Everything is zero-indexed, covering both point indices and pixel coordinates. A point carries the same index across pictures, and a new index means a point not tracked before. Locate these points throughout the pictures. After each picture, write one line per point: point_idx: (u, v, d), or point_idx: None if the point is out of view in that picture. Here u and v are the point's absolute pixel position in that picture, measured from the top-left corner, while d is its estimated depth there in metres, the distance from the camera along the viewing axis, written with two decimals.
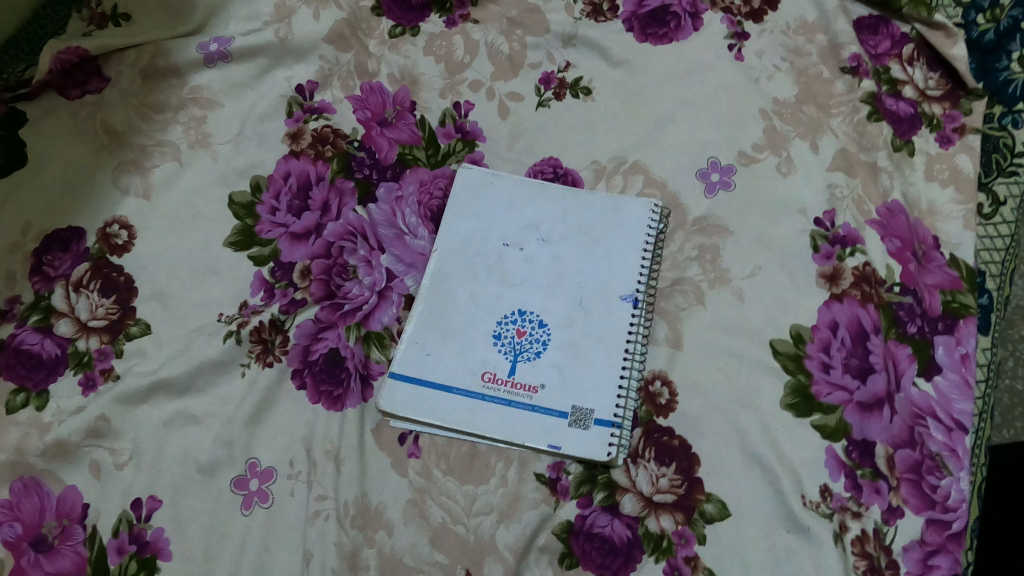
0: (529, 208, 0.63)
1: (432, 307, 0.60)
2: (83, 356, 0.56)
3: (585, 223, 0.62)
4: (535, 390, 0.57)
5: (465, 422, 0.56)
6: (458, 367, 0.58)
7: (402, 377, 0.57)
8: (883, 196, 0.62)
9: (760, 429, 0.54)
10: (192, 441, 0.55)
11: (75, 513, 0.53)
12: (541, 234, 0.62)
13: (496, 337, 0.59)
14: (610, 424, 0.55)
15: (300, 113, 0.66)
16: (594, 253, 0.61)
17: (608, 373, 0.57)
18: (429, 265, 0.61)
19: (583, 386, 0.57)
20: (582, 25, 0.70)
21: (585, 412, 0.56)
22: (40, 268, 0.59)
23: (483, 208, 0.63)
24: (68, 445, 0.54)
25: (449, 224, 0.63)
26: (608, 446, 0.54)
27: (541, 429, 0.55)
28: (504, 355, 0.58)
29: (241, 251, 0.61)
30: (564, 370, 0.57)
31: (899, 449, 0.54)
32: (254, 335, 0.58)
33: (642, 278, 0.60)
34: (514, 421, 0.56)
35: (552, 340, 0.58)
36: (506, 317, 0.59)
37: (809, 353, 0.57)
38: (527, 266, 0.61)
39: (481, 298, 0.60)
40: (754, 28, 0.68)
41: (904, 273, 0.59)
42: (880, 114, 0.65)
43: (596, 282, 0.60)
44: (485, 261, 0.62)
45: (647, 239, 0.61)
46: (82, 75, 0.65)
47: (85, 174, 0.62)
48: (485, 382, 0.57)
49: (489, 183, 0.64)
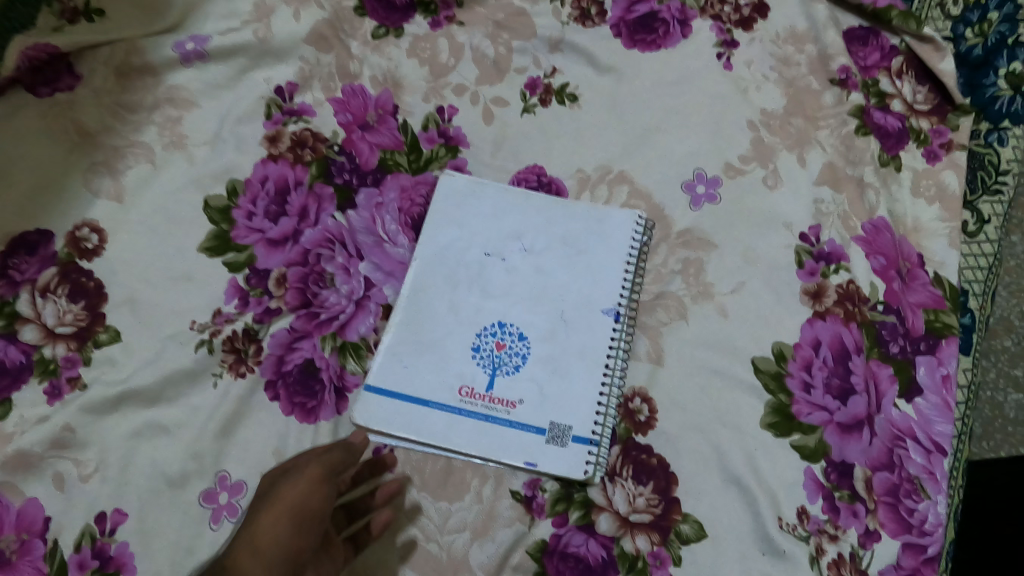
0: (512, 218, 0.62)
1: (410, 318, 0.59)
2: (49, 364, 0.55)
3: (568, 234, 0.61)
4: (514, 406, 0.56)
5: (441, 437, 0.55)
6: (436, 380, 0.57)
7: (379, 390, 0.56)
8: (869, 212, 0.61)
9: (739, 449, 0.54)
10: (162, 453, 0.54)
11: (36, 526, 0.51)
12: (524, 245, 0.61)
13: (474, 350, 0.58)
14: (588, 441, 0.54)
15: (279, 115, 0.65)
16: (576, 265, 0.60)
17: (588, 389, 0.56)
18: (408, 275, 0.60)
19: (562, 402, 0.56)
20: (569, 30, 0.68)
21: (564, 428, 0.55)
22: (5, 272, 0.57)
23: (465, 216, 0.62)
24: (32, 456, 0.53)
25: (430, 233, 0.62)
26: (585, 463, 0.54)
27: (519, 445, 0.55)
28: (482, 368, 0.57)
29: (216, 257, 0.60)
30: (543, 386, 0.56)
31: (876, 471, 0.54)
32: (226, 345, 0.57)
33: (624, 291, 0.59)
34: (491, 436, 0.55)
35: (532, 354, 0.57)
36: (486, 329, 0.58)
37: (791, 372, 0.56)
38: (508, 277, 0.60)
39: (460, 310, 0.59)
40: (743, 36, 0.67)
41: (888, 291, 0.59)
42: (868, 127, 0.64)
43: (578, 295, 0.59)
44: (465, 272, 0.60)
45: (630, 252, 0.60)
46: (53, 72, 0.63)
47: (55, 176, 0.61)
48: (462, 396, 0.56)
49: (472, 192, 0.63)
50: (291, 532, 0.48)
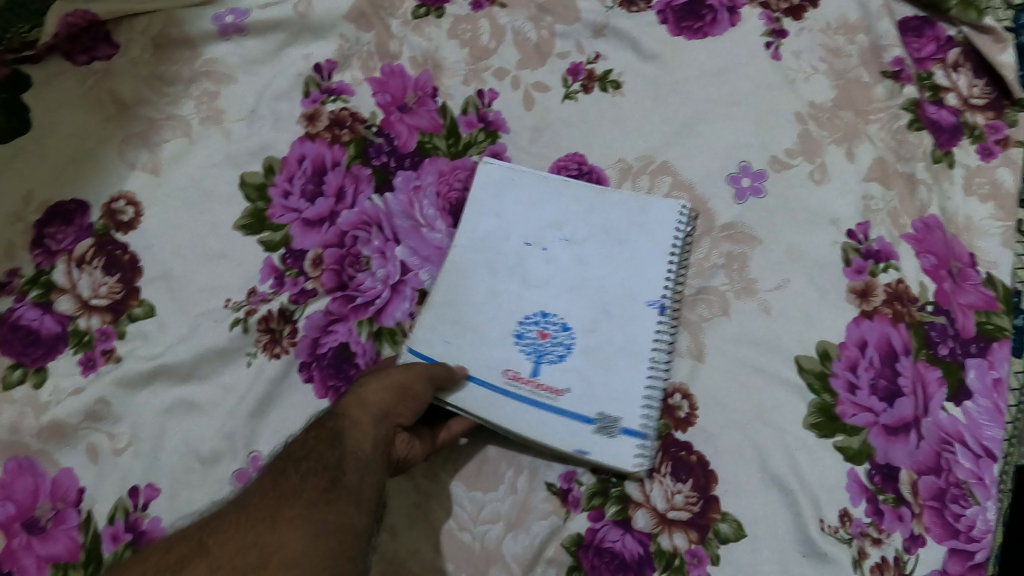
0: (553, 205, 0.61)
1: (452, 300, 0.58)
2: (84, 336, 0.54)
3: (609, 223, 0.60)
4: (560, 394, 0.54)
5: (487, 416, 0.54)
6: (478, 362, 0.56)
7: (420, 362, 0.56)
8: (919, 210, 0.60)
9: (782, 448, 0.53)
10: (194, 430, 0.53)
11: (70, 497, 0.51)
12: (564, 234, 0.60)
13: (517, 338, 0.56)
14: (638, 434, 0.53)
15: (317, 93, 0.64)
16: (619, 256, 0.59)
17: (634, 381, 0.54)
18: (447, 260, 0.59)
19: (608, 394, 0.54)
20: (614, 15, 0.67)
21: (613, 420, 0.53)
22: (41, 241, 0.56)
23: (505, 202, 0.61)
24: (65, 427, 0.52)
25: (468, 218, 0.60)
26: (635, 456, 0.52)
27: (567, 433, 0.53)
28: (526, 355, 0.56)
29: (252, 235, 0.59)
30: (588, 376, 0.55)
31: (923, 475, 0.53)
32: (261, 325, 0.56)
33: (668, 282, 0.57)
34: (537, 422, 0.54)
35: (576, 345, 0.56)
36: (528, 317, 0.57)
37: (836, 372, 0.55)
38: (549, 266, 0.59)
39: (501, 296, 0.58)
40: (792, 25, 0.65)
41: (938, 291, 0.57)
42: (921, 122, 0.63)
43: (621, 285, 0.58)
44: (505, 259, 0.59)
45: (675, 243, 0.58)
46: (90, 40, 0.62)
47: (91, 144, 0.60)
48: (507, 378, 0.55)
49: (511, 177, 0.61)
50: (392, 405, 0.48)
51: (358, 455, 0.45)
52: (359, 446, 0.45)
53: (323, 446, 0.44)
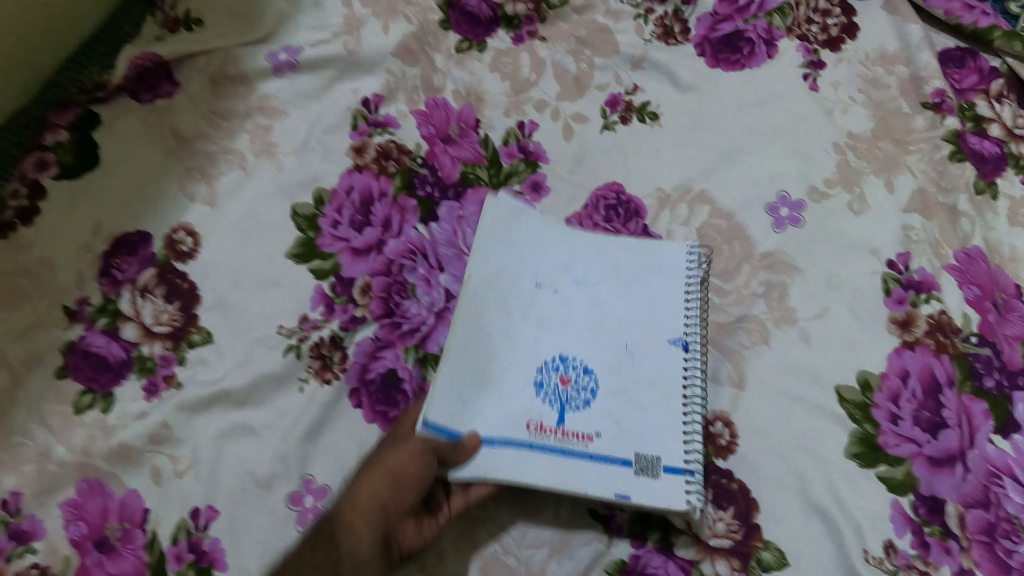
0: (562, 246, 0.61)
1: (469, 348, 0.56)
2: (147, 361, 0.57)
3: (619, 264, 0.60)
4: (591, 439, 0.53)
5: (513, 473, 0.52)
6: (501, 419, 0.55)
7: (437, 429, 0.53)
8: (962, 241, 0.60)
9: (824, 478, 0.53)
10: (250, 453, 0.55)
11: (137, 517, 0.53)
12: (576, 275, 0.60)
13: (538, 387, 0.56)
14: (682, 471, 0.52)
15: (365, 126, 0.66)
16: (634, 296, 0.58)
17: (669, 420, 0.53)
18: (462, 302, 0.58)
19: (644, 434, 0.53)
20: (652, 48, 0.68)
21: (652, 460, 0.52)
22: (108, 271, 0.59)
23: (513, 243, 0.61)
24: (131, 449, 0.54)
25: (478, 260, 0.60)
26: (686, 494, 0.51)
27: (605, 479, 0.52)
28: (550, 404, 0.55)
29: (303, 264, 0.61)
30: (619, 418, 0.54)
31: (970, 508, 0.53)
32: (313, 351, 0.58)
33: (690, 318, 0.56)
34: (569, 472, 0.52)
35: (600, 388, 0.55)
36: (548, 363, 0.56)
37: (877, 402, 0.55)
38: (563, 308, 0.59)
39: (518, 344, 0.57)
40: (830, 57, 0.66)
41: (982, 323, 0.57)
42: (963, 153, 0.63)
43: (641, 325, 0.57)
44: (517, 301, 0.59)
45: (690, 275, 0.58)
46: (154, 79, 0.65)
47: (154, 178, 0.62)
48: (532, 432, 0.54)
49: (518, 217, 0.62)
50: (391, 496, 0.50)
51: (354, 559, 0.48)
52: (356, 548, 0.49)
53: (321, 552, 0.49)
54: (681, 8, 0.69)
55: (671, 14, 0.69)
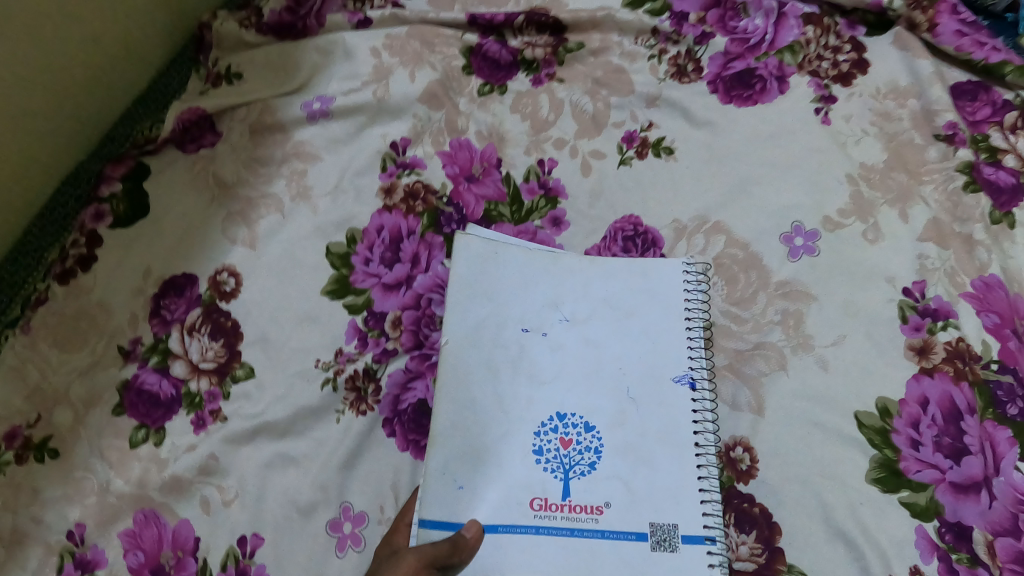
0: (545, 284, 0.63)
1: (460, 423, 0.58)
2: (195, 397, 0.61)
3: (611, 297, 0.62)
4: (601, 511, 0.55)
5: (521, 561, 0.53)
6: (505, 501, 0.55)
7: (434, 524, 0.54)
8: (979, 269, 0.61)
9: (845, 502, 0.54)
10: (292, 483, 0.58)
11: (188, 545, 0.57)
12: (564, 314, 0.62)
13: (538, 454, 0.57)
14: (704, 540, 0.53)
15: (393, 168, 0.69)
16: (631, 330, 0.61)
17: (683, 477, 0.55)
18: (445, 363, 0.60)
19: (658, 502, 0.55)
20: (666, 86, 0.71)
21: (669, 530, 0.54)
22: (158, 312, 0.63)
23: (492, 287, 0.62)
24: (183, 481, 0.58)
25: (459, 316, 0.61)
26: (709, 565, 0.53)
27: (621, 557, 0.53)
28: (553, 473, 0.56)
29: (338, 299, 0.65)
30: (629, 482, 0.56)
31: (999, 536, 0.53)
32: (349, 383, 0.61)
33: (694, 357, 0.59)
34: (581, 552, 0.54)
35: (604, 447, 0.57)
36: (544, 425, 0.58)
37: (897, 428, 0.56)
38: (555, 356, 0.60)
39: (512, 407, 0.58)
40: (842, 91, 0.68)
41: (1003, 350, 0.57)
42: (977, 183, 0.64)
43: (642, 367, 0.59)
44: (506, 352, 0.60)
45: (690, 300, 0.61)
46: (198, 130, 0.70)
47: (199, 223, 0.67)
48: (537, 511, 0.55)
49: (494, 254, 0.63)
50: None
51: None
52: None
53: None
54: (694, 47, 0.72)
55: (685, 53, 0.72)
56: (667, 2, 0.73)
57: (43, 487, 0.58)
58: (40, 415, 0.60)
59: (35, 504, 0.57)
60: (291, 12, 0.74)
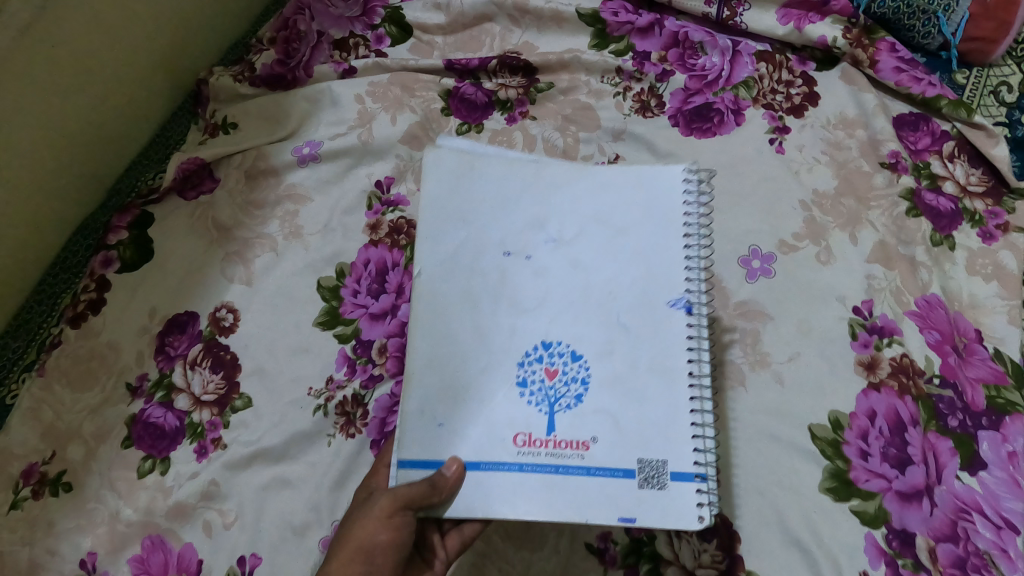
0: (527, 202, 0.55)
1: (435, 356, 0.51)
2: (197, 427, 0.66)
3: (603, 212, 0.55)
4: (587, 447, 0.49)
5: (504, 502, 0.48)
6: (485, 438, 0.50)
7: (413, 464, 0.50)
8: (921, 288, 0.65)
9: (799, 511, 0.58)
10: (287, 504, 0.63)
11: (191, 567, 0.62)
12: (550, 233, 0.55)
13: (522, 386, 0.51)
14: (693, 477, 0.48)
15: (378, 205, 0.74)
16: (623, 248, 0.53)
17: (675, 409, 0.50)
18: (416, 288, 0.53)
19: (647, 437, 0.49)
20: (631, 121, 0.76)
21: (658, 466, 0.49)
22: (163, 349, 0.69)
23: (468, 207, 0.55)
24: (186, 506, 0.63)
25: (433, 235, 0.54)
26: (697, 507, 0.48)
27: (606, 497, 0.48)
28: (538, 407, 0.50)
29: (328, 330, 0.69)
30: (617, 416, 0.50)
31: (940, 542, 0.57)
32: (338, 409, 0.66)
33: (691, 278, 0.52)
34: (566, 491, 0.48)
35: (592, 378, 0.51)
36: (529, 354, 0.52)
37: (848, 440, 0.60)
38: (539, 279, 0.53)
39: (491, 336, 0.52)
40: (794, 122, 0.72)
41: (943, 365, 0.62)
42: (918, 209, 0.68)
43: (635, 290, 0.52)
44: (484, 281, 0.53)
45: (688, 213, 0.54)
46: (198, 179, 0.76)
47: (199, 264, 0.72)
48: (520, 447, 0.49)
49: (470, 169, 0.56)
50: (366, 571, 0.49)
51: None
52: None
53: None
54: (656, 84, 0.76)
55: (648, 90, 0.76)
56: (629, 43, 0.78)
57: (58, 519, 0.63)
58: (54, 451, 0.65)
59: (50, 535, 0.62)
60: (282, 64, 0.80)
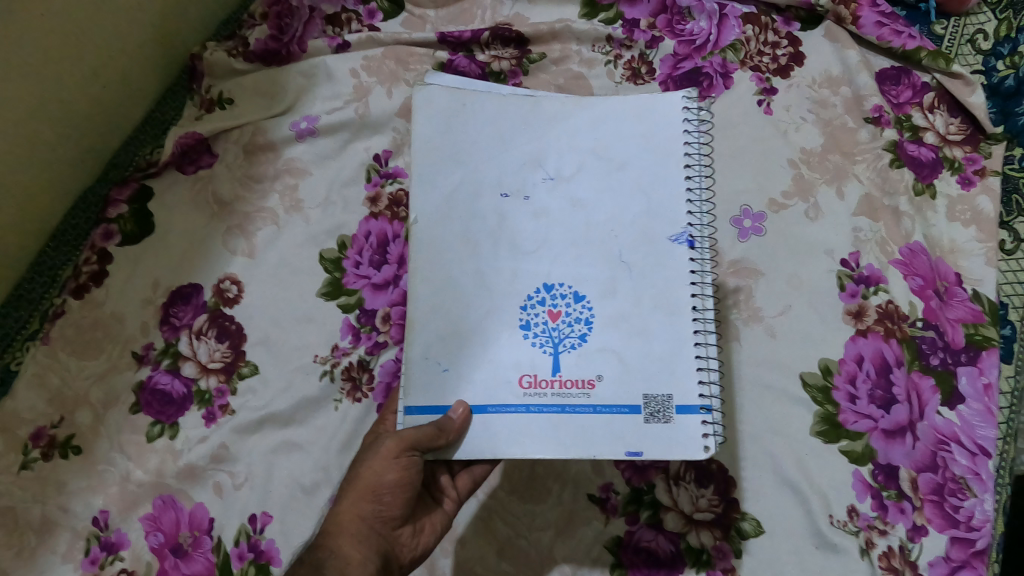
0: (522, 140, 0.55)
1: (439, 304, 0.53)
2: (205, 394, 0.67)
3: (602, 147, 0.54)
4: (593, 386, 0.51)
5: (511, 441, 0.51)
6: (491, 380, 0.52)
7: (420, 410, 0.52)
8: (905, 237, 0.67)
9: (790, 455, 0.60)
10: (296, 465, 0.65)
11: (204, 525, 0.64)
12: (548, 171, 0.55)
13: (526, 329, 0.52)
14: (698, 410, 0.50)
15: (377, 178, 0.76)
16: (623, 183, 0.53)
17: (679, 343, 0.51)
18: (417, 238, 0.54)
19: (652, 371, 0.51)
20: (622, 89, 0.77)
21: (663, 400, 0.50)
22: (168, 319, 0.70)
23: (464, 148, 0.55)
24: (197, 469, 0.65)
25: (430, 181, 0.54)
26: (702, 437, 0.49)
27: (614, 432, 0.50)
28: (542, 348, 0.52)
29: (332, 300, 0.71)
30: (620, 353, 0.51)
31: (921, 472, 0.60)
32: (344, 374, 0.68)
33: (693, 211, 0.52)
34: (573, 428, 0.51)
35: (596, 318, 0.52)
36: (531, 298, 0.53)
37: (837, 385, 0.62)
38: (540, 219, 0.54)
39: (493, 280, 0.53)
40: (781, 83, 0.74)
41: (926, 309, 0.64)
42: (901, 159, 0.70)
43: (636, 224, 0.53)
44: (484, 223, 0.54)
45: (689, 144, 0.53)
46: (196, 153, 0.77)
47: (202, 237, 0.74)
48: (526, 389, 0.51)
49: (463, 106, 0.56)
50: (375, 508, 0.52)
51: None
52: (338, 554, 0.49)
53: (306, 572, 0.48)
54: (645, 51, 0.78)
55: (638, 57, 0.78)
56: (619, 11, 0.80)
57: (68, 480, 0.65)
58: (62, 417, 0.67)
59: (61, 495, 0.64)
60: (276, 40, 0.81)
